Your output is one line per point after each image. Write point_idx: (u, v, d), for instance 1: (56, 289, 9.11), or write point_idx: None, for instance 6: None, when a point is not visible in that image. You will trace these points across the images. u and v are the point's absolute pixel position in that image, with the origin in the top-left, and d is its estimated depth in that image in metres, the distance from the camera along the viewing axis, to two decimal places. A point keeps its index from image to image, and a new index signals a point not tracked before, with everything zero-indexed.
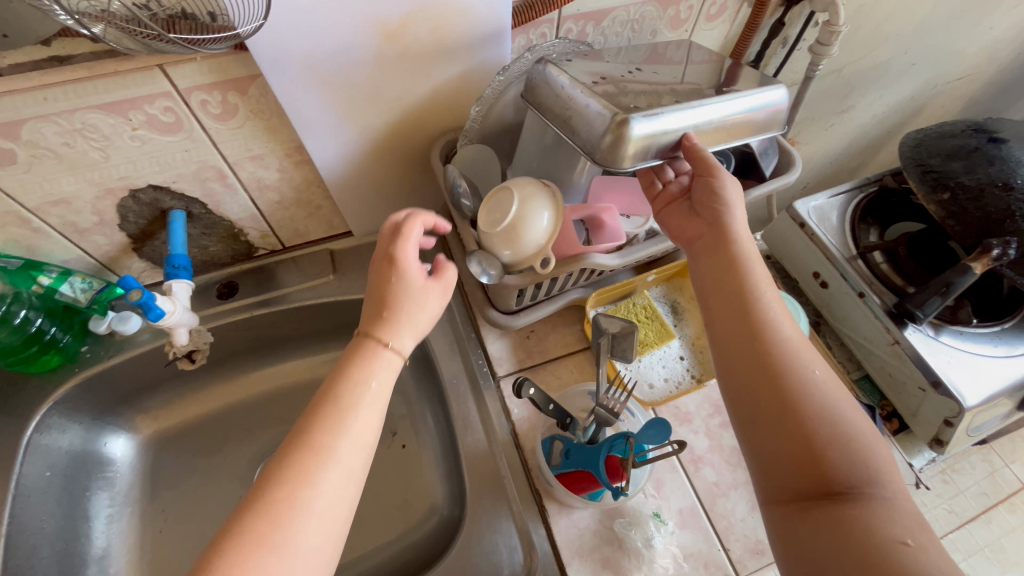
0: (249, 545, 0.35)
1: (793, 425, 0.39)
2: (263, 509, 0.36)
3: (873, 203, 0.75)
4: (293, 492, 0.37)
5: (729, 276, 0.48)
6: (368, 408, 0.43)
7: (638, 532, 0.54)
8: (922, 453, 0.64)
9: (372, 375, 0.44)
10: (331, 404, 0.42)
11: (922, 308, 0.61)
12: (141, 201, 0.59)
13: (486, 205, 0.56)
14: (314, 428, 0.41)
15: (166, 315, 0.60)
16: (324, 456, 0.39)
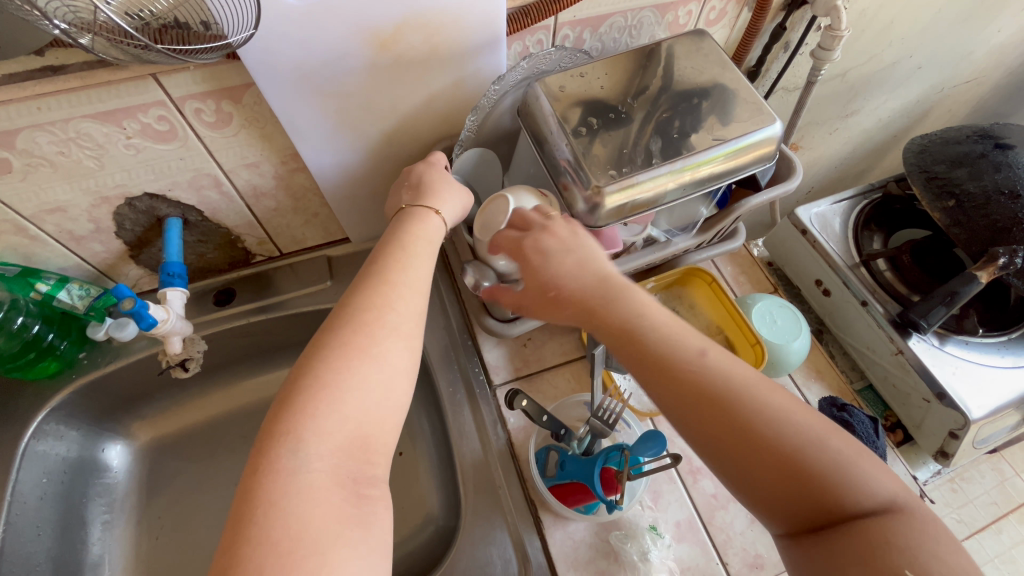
0: (349, 351, 0.40)
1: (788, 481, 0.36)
2: (353, 329, 0.41)
3: (878, 210, 0.74)
4: (379, 313, 0.43)
5: (635, 352, 0.41)
6: (428, 253, 0.49)
7: (634, 545, 0.54)
8: (928, 466, 0.63)
9: (427, 231, 0.50)
10: (398, 247, 0.48)
11: (927, 317, 0.60)
12: (137, 209, 0.59)
13: (483, 210, 0.55)
14: (383, 267, 0.46)
15: (159, 323, 0.60)
16: (398, 289, 0.45)
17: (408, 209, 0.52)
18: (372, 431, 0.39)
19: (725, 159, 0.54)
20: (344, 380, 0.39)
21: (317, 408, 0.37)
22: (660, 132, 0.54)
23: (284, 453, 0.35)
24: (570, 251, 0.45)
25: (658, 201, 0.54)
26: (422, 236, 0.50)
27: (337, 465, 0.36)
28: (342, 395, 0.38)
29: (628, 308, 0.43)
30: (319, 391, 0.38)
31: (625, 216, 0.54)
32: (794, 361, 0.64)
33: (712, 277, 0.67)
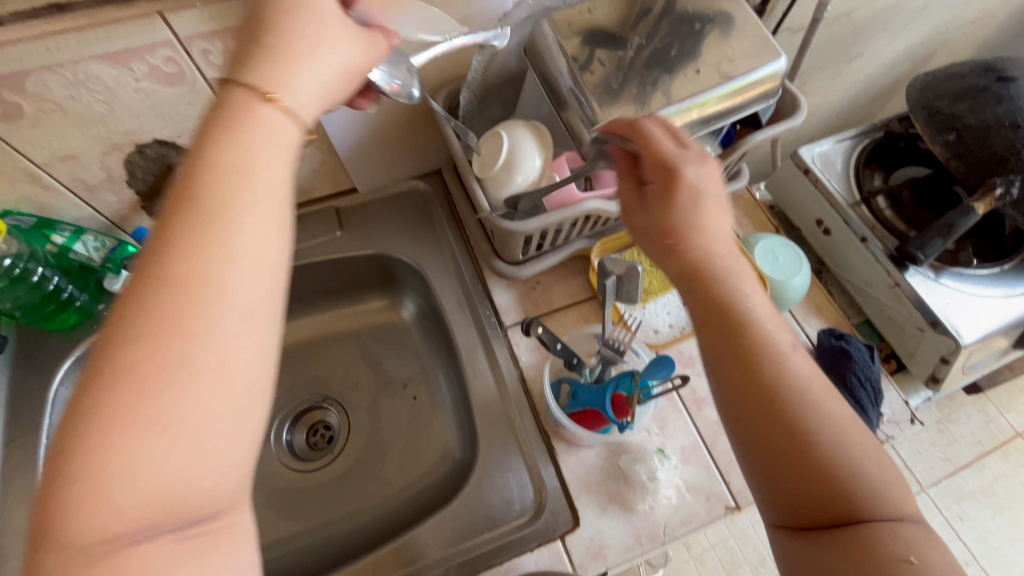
0: (110, 405, 0.26)
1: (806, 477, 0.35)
2: (116, 347, 0.27)
3: (879, 149, 0.74)
4: (157, 331, 0.27)
5: (721, 325, 0.38)
6: (252, 195, 0.32)
7: (642, 466, 0.57)
8: (918, 392, 0.69)
9: (251, 157, 0.32)
10: (190, 196, 0.30)
11: (924, 250, 0.61)
12: (147, 156, 0.59)
13: (480, 148, 0.58)
14: (164, 243, 0.29)
15: None
16: (185, 269, 0.29)
17: (224, 94, 0.33)
18: (174, 491, 0.27)
19: (730, 96, 0.54)
20: (111, 435, 0.26)
21: (79, 484, 0.25)
22: (660, 62, 0.54)
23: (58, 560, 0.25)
24: (694, 221, 0.41)
25: None
26: (235, 173, 0.31)
27: (148, 520, 0.27)
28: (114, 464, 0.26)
29: (728, 286, 0.40)
30: (83, 451, 0.26)
31: None
32: (793, 297, 0.66)
33: None
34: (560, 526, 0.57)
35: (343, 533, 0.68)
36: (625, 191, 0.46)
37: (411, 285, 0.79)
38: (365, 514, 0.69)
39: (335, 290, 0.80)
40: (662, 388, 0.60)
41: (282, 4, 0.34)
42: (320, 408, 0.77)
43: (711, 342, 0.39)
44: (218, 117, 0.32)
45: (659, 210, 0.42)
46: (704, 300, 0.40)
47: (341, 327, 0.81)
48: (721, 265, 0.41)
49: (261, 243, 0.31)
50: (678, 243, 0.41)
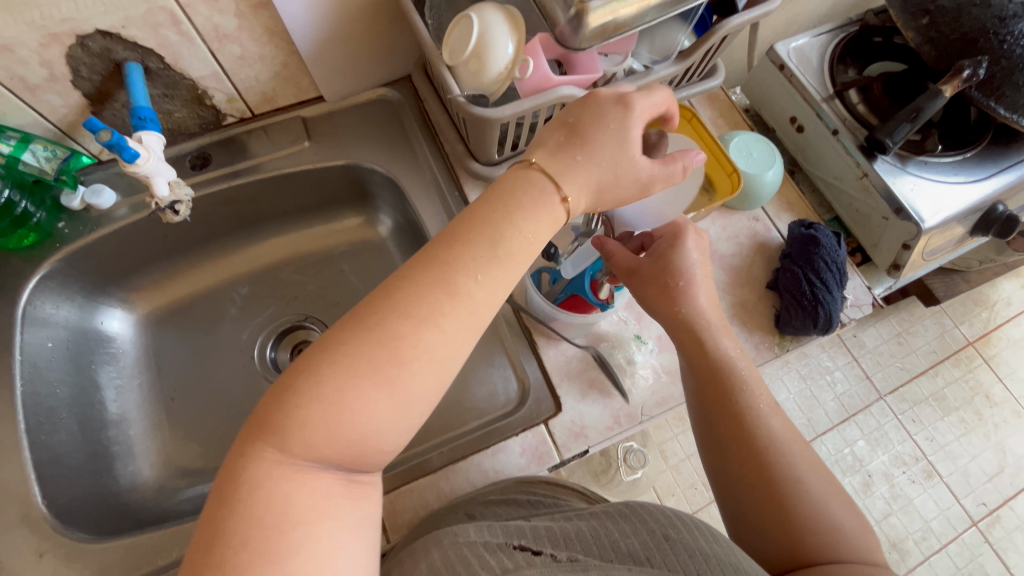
0: (400, 348, 0.36)
1: (757, 487, 0.46)
2: (400, 316, 0.37)
3: (854, 43, 0.74)
4: (448, 328, 0.38)
5: (712, 380, 0.50)
6: (518, 260, 0.41)
7: (621, 352, 0.60)
8: (882, 282, 0.71)
9: (534, 221, 0.41)
10: (497, 236, 0.40)
11: (892, 136, 0.62)
12: (91, 50, 0.55)
13: (450, 34, 0.55)
14: (466, 258, 0.39)
15: (140, 158, 0.56)
16: (472, 279, 0.39)
17: (534, 180, 0.42)
18: (369, 436, 0.35)
19: None
20: (389, 359, 0.36)
21: (320, 402, 0.34)
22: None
23: (269, 447, 0.33)
24: (687, 281, 0.51)
25: (638, 22, 0.52)
26: (522, 232, 0.41)
27: (349, 445, 0.35)
28: (341, 390, 0.35)
29: (714, 345, 0.51)
30: (333, 361, 0.35)
31: (605, 38, 0.52)
32: (764, 193, 0.67)
33: (691, 112, 0.67)
34: (544, 412, 0.59)
35: None
36: (624, 253, 0.53)
37: (386, 199, 0.78)
38: None
39: (310, 206, 0.78)
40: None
41: (615, 116, 0.44)
42: (303, 327, 0.78)
43: (708, 397, 0.50)
44: (518, 187, 0.42)
45: (662, 256, 0.52)
46: (703, 361, 0.51)
47: (316, 245, 0.80)
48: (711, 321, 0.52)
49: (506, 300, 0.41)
50: (669, 295, 0.51)
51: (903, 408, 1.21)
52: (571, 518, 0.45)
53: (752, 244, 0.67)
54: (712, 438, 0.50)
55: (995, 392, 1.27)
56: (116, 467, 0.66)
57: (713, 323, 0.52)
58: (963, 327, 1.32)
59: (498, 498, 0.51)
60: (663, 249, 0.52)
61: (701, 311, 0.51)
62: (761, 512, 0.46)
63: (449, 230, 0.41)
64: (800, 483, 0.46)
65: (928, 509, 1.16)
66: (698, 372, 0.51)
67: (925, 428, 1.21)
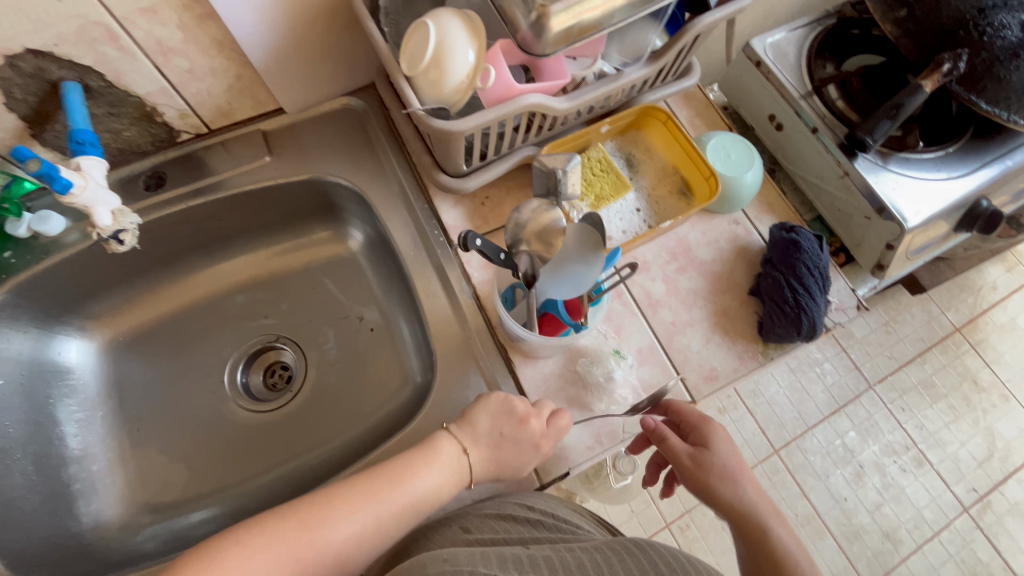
0: (299, 521, 0.43)
1: None
2: (351, 485, 0.46)
3: (831, 37, 0.71)
4: (335, 519, 0.44)
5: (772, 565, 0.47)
6: (420, 505, 0.47)
7: (600, 368, 0.57)
8: (866, 283, 0.70)
9: (435, 460, 0.50)
10: (406, 460, 0.49)
11: (873, 134, 0.60)
12: (22, 70, 0.51)
13: (406, 43, 0.52)
14: (381, 474, 0.48)
15: (76, 188, 0.52)
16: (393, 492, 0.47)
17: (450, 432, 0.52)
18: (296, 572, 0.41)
19: None
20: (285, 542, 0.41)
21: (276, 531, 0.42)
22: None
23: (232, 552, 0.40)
24: (729, 468, 0.52)
25: (606, 23, 0.49)
26: (428, 473, 0.49)
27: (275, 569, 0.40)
28: (267, 540, 0.41)
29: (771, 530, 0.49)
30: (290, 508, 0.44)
31: (570, 42, 0.50)
32: (744, 196, 0.65)
33: (666, 114, 0.65)
34: None
35: (312, 461, 0.68)
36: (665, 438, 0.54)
37: (355, 213, 0.75)
38: (329, 446, 0.68)
39: (275, 222, 0.75)
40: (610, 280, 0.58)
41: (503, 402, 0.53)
42: (274, 348, 0.75)
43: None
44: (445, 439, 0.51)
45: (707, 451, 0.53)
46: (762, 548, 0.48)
47: (284, 263, 0.77)
48: (765, 508, 0.50)
49: (402, 515, 0.47)
50: (710, 488, 0.51)
51: (892, 397, 1.21)
52: (572, 547, 0.45)
53: (733, 249, 0.65)
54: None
55: (983, 377, 1.27)
56: (78, 506, 0.63)
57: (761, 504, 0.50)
58: (950, 313, 1.31)
59: (495, 513, 0.49)
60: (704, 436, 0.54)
61: (753, 504, 0.50)
62: None
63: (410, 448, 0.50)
64: None
65: (920, 498, 1.16)
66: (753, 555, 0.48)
67: (915, 417, 1.20)
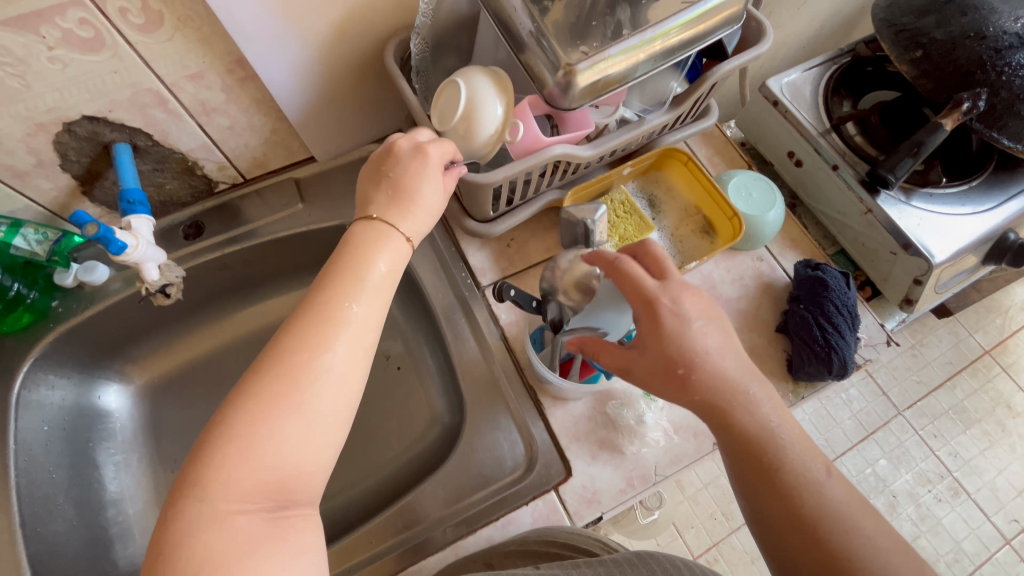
0: (276, 383, 0.37)
1: (817, 559, 0.39)
2: (290, 352, 0.39)
3: (847, 74, 0.73)
4: (311, 356, 0.39)
5: (746, 459, 0.42)
6: (383, 285, 0.44)
7: (630, 411, 0.57)
8: (894, 316, 0.70)
9: (381, 255, 0.45)
10: (342, 273, 0.43)
11: (895, 172, 0.60)
12: (78, 135, 0.54)
13: (436, 102, 0.54)
14: (334, 297, 0.42)
15: (128, 249, 0.55)
16: (348, 300, 0.42)
17: (358, 226, 0.46)
18: (289, 473, 0.36)
19: (693, 23, 0.51)
20: (279, 418, 0.36)
21: (231, 445, 0.35)
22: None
23: (191, 500, 0.33)
24: (692, 350, 0.43)
25: (629, 77, 0.51)
26: (379, 262, 0.44)
27: (261, 484, 0.35)
28: (267, 440, 0.35)
29: (739, 414, 0.43)
30: (228, 418, 0.36)
31: (595, 96, 0.51)
32: (768, 233, 0.66)
33: (687, 155, 0.66)
34: (554, 476, 0.57)
35: (342, 503, 0.68)
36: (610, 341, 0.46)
37: None
38: (359, 487, 0.69)
39: (306, 265, 0.77)
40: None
41: (388, 164, 0.48)
42: None
43: (742, 471, 0.43)
44: (356, 231, 0.46)
45: (650, 350, 0.44)
46: (732, 435, 0.43)
47: None
48: (734, 386, 0.43)
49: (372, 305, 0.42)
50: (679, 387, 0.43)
51: (923, 424, 1.17)
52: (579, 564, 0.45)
53: (759, 286, 0.66)
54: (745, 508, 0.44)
55: (1017, 401, 1.23)
56: (116, 549, 0.64)
57: (738, 384, 0.43)
58: (977, 335, 1.28)
59: (518, 549, 0.52)
60: (655, 331, 0.43)
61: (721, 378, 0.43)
62: None
63: (313, 286, 0.43)
64: (860, 554, 0.39)
65: (958, 529, 1.12)
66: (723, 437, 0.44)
67: (949, 444, 1.17)
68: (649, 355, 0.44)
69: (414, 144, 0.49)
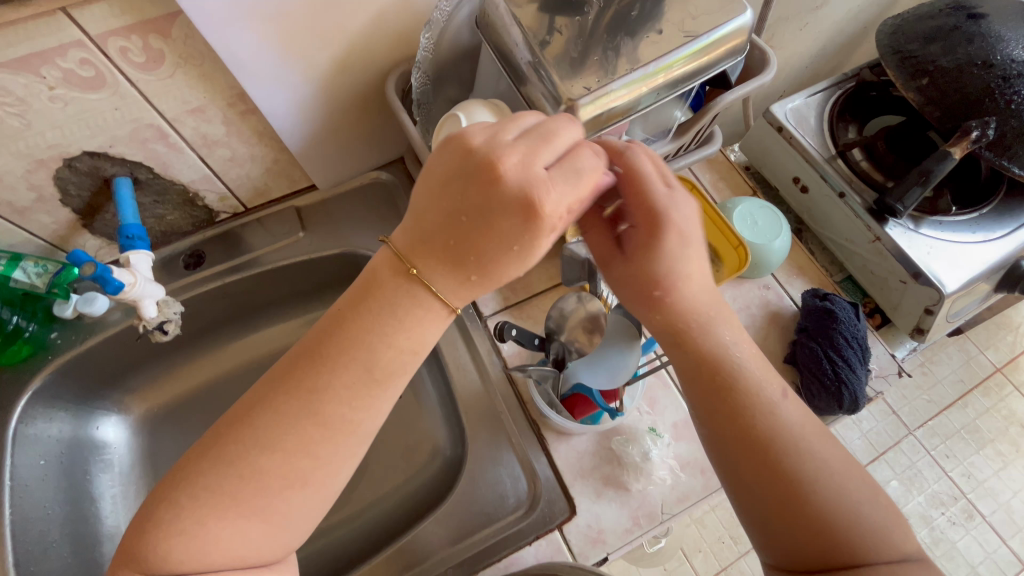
0: (254, 476, 0.38)
1: (774, 485, 0.40)
2: (270, 444, 0.38)
3: (852, 100, 0.72)
4: (293, 461, 0.39)
5: (709, 380, 0.43)
6: (394, 377, 0.42)
7: (635, 447, 0.56)
8: (903, 344, 0.69)
9: (407, 333, 0.41)
10: (352, 350, 0.40)
11: (903, 201, 0.59)
12: (79, 170, 0.54)
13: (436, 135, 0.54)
14: (337, 384, 0.40)
15: (127, 287, 0.57)
16: (346, 404, 0.40)
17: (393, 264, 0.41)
18: (242, 560, 0.37)
19: (696, 55, 0.50)
20: (244, 513, 0.37)
21: (178, 535, 0.36)
22: (609, 19, 0.51)
23: (131, 571, 0.36)
24: (672, 267, 0.43)
25: (632, 109, 0.51)
26: (401, 341, 0.41)
27: (223, 566, 0.37)
28: (233, 534, 0.37)
29: (701, 336, 0.44)
30: (185, 507, 0.37)
31: (598, 129, 0.51)
32: (774, 261, 0.65)
33: (692, 184, 0.65)
34: (557, 514, 0.56)
35: (341, 538, 0.67)
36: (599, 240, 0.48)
37: None
38: (359, 520, 0.68)
39: (307, 292, 0.77)
40: (647, 365, 0.60)
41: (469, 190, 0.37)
42: None
43: (699, 391, 0.44)
44: (388, 274, 0.41)
45: (638, 260, 0.44)
46: (692, 356, 0.44)
47: None
48: (703, 313, 0.44)
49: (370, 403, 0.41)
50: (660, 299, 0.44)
51: (935, 444, 1.13)
52: None
53: (765, 316, 0.64)
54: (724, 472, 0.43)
55: None
56: None
57: (706, 313, 0.44)
58: (989, 353, 1.23)
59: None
60: (647, 245, 0.43)
61: (695, 299, 0.44)
62: (784, 509, 0.40)
63: (313, 347, 0.41)
64: (814, 478, 0.40)
65: (973, 554, 1.08)
66: (683, 357, 0.44)
67: (961, 464, 1.13)
68: (638, 263, 0.44)
69: (525, 178, 0.37)
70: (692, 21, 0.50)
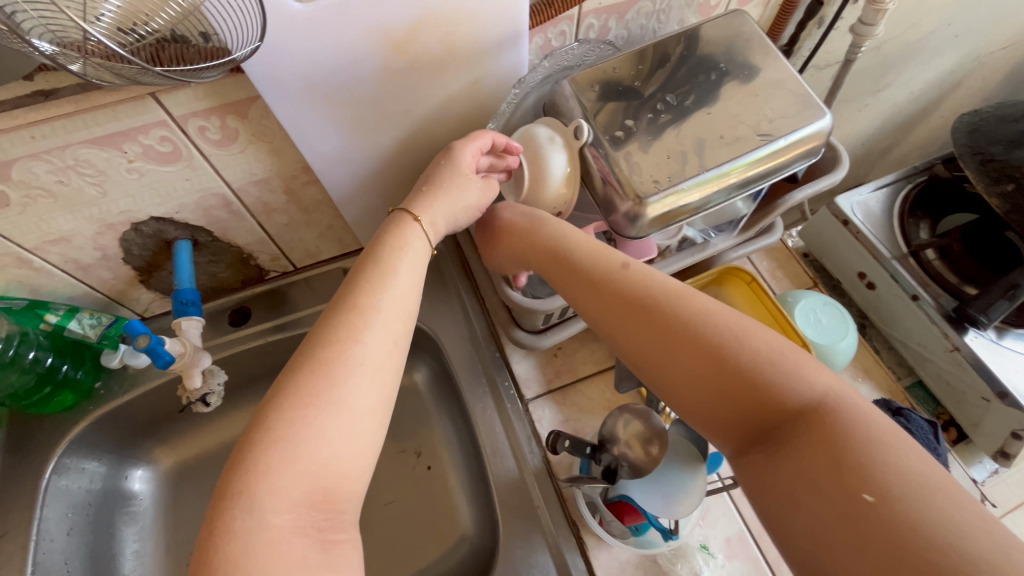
0: (316, 374, 0.37)
1: (687, 357, 0.41)
2: (323, 347, 0.39)
3: (923, 195, 0.69)
4: (343, 350, 0.39)
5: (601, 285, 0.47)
6: (409, 274, 0.45)
7: (684, 565, 0.52)
8: (983, 465, 0.60)
9: (407, 243, 0.46)
10: (372, 264, 0.44)
11: (988, 313, 0.56)
12: (145, 233, 0.56)
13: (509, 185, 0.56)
14: (359, 284, 0.43)
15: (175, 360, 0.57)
16: (381, 297, 0.42)
17: (392, 216, 0.49)
18: (333, 479, 0.35)
19: (768, 157, 0.48)
20: (313, 417, 0.35)
21: (273, 447, 0.34)
22: (681, 115, 0.50)
23: (238, 513, 0.32)
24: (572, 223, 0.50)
25: (701, 207, 0.49)
26: (408, 249, 0.46)
27: (317, 473, 0.34)
28: (306, 428, 0.35)
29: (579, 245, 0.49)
30: (269, 418, 0.35)
31: (664, 225, 0.49)
32: (840, 362, 0.60)
33: (751, 276, 0.62)
34: None
35: None
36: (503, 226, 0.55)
37: (422, 350, 0.74)
38: None
39: None
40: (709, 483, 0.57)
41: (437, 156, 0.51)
42: None
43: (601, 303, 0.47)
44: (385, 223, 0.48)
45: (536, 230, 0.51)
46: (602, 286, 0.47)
47: None
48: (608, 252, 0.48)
49: (397, 295, 0.43)
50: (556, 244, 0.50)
51: None
52: None
53: None
54: (685, 398, 0.42)
55: None
56: None
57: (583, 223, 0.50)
58: None
59: None
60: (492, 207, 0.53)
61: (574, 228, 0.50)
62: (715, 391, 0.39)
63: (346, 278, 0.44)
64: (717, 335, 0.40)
65: None
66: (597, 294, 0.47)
67: None
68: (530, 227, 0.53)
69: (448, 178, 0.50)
70: (768, 121, 0.49)
